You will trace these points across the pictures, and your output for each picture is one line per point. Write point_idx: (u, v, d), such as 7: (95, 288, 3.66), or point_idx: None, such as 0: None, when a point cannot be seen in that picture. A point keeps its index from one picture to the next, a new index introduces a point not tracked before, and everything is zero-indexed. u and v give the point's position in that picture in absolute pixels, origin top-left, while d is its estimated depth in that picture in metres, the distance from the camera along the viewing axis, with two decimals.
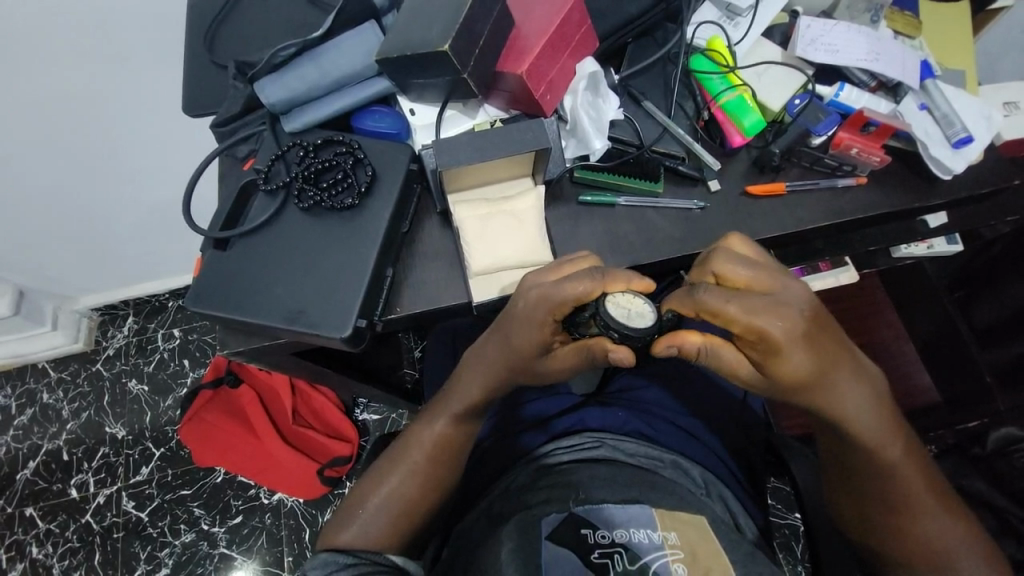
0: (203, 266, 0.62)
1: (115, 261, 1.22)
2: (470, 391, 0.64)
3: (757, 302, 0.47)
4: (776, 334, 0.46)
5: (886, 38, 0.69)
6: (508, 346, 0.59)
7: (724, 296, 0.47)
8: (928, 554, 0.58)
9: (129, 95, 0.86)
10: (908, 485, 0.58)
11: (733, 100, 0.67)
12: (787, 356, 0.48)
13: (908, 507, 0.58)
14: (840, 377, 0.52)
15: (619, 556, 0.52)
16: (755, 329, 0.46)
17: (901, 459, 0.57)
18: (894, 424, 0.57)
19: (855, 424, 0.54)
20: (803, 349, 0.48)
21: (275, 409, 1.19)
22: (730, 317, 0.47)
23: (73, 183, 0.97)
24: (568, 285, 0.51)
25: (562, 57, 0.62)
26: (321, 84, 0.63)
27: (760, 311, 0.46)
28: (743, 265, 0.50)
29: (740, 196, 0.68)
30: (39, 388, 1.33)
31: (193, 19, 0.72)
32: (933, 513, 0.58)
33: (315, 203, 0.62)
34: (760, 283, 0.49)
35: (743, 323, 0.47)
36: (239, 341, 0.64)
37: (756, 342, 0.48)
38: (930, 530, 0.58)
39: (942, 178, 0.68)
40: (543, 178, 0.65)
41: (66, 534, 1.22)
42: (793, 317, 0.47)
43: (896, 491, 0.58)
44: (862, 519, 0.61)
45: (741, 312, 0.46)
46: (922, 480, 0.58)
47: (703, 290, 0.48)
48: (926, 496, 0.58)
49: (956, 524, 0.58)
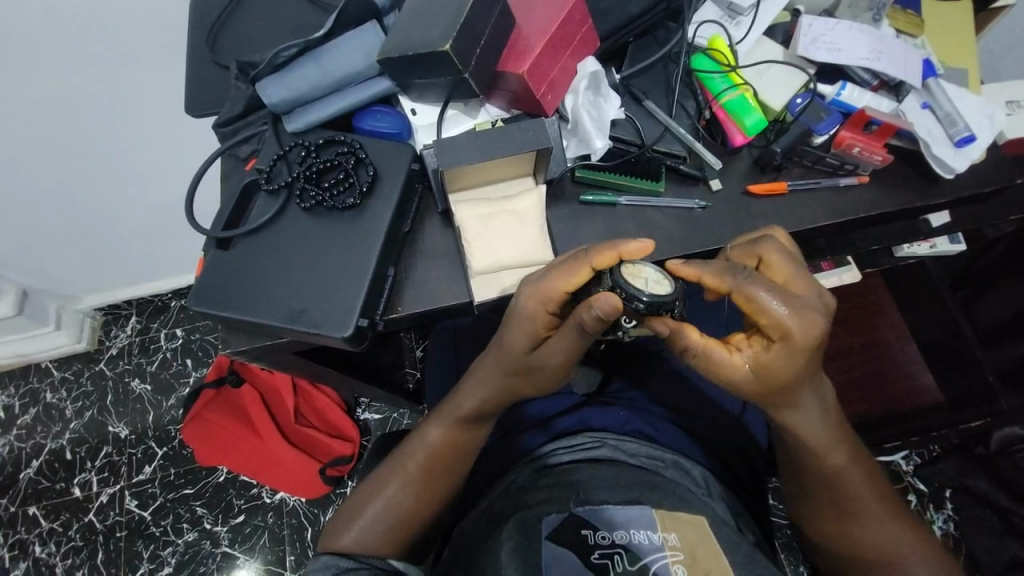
0: (205, 266, 0.63)
1: (118, 262, 1.22)
2: (470, 397, 0.64)
3: (793, 301, 0.48)
4: (795, 332, 0.48)
5: (887, 36, 0.68)
6: (506, 350, 0.60)
7: (766, 287, 0.48)
8: (879, 560, 0.60)
9: (132, 95, 0.86)
10: (856, 491, 0.59)
11: (734, 99, 0.67)
12: (789, 355, 0.49)
13: (857, 513, 0.60)
14: (800, 387, 0.53)
15: (619, 557, 0.52)
16: (781, 326, 0.48)
17: (844, 466, 0.58)
18: (841, 429, 0.58)
19: (801, 430, 0.56)
20: (775, 352, 0.49)
21: (277, 408, 1.19)
22: (764, 308, 0.48)
23: (76, 184, 0.97)
24: (553, 272, 0.54)
25: (562, 56, 0.62)
26: (323, 83, 0.63)
27: (795, 310, 0.48)
28: (789, 263, 0.52)
29: (742, 195, 0.68)
30: (42, 388, 1.34)
31: (195, 20, 0.73)
32: (883, 520, 0.60)
33: (316, 203, 0.62)
34: (798, 284, 0.51)
35: (775, 318, 0.48)
36: (241, 340, 0.64)
37: (771, 336, 0.49)
38: (882, 537, 0.60)
39: (944, 177, 0.68)
40: (544, 177, 0.65)
41: (69, 533, 1.23)
42: (817, 320, 0.48)
43: (844, 496, 0.60)
44: (820, 524, 0.63)
45: (774, 304, 0.48)
46: (869, 487, 0.60)
47: (746, 275, 0.50)
48: (874, 502, 0.60)
49: (903, 530, 0.60)
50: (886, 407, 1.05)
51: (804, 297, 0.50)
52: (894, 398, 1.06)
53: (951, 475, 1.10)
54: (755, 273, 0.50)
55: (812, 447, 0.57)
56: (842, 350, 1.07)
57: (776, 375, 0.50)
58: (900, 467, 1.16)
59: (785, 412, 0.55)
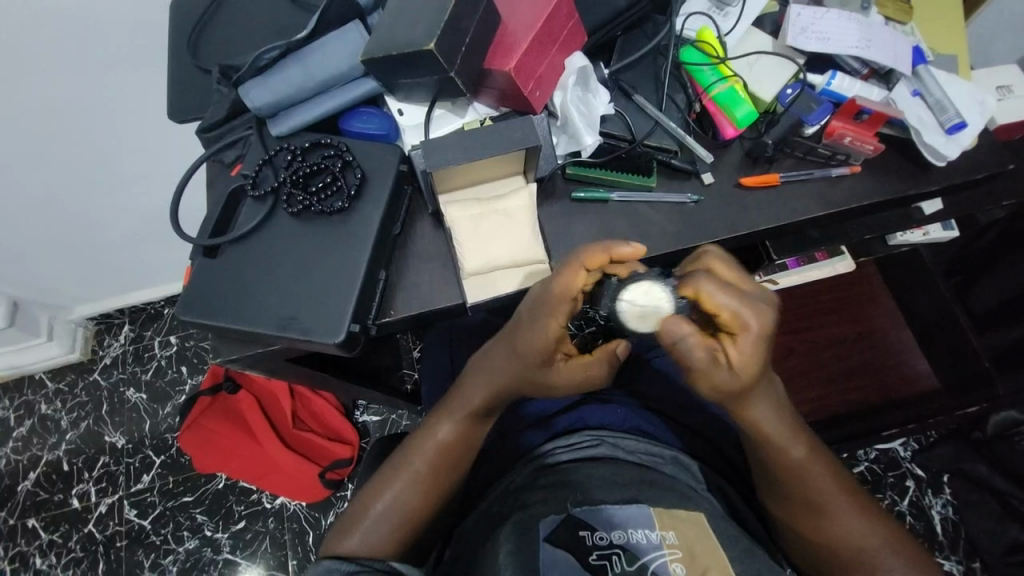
0: (193, 274, 0.62)
1: (108, 270, 1.20)
2: (480, 384, 0.65)
3: (744, 297, 0.48)
4: (753, 327, 0.48)
5: (877, 24, 0.68)
6: (517, 356, 0.60)
7: (717, 285, 0.48)
8: (842, 551, 0.60)
9: (113, 100, 0.84)
10: (813, 484, 0.59)
11: (724, 91, 0.66)
12: (747, 352, 0.49)
13: (819, 506, 0.60)
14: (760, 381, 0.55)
15: (618, 557, 0.51)
16: (739, 319, 0.48)
17: (804, 462, 0.59)
18: (798, 424, 0.60)
19: (760, 427, 0.57)
20: (754, 349, 0.49)
21: (274, 413, 1.19)
22: (718, 305, 0.48)
23: (62, 192, 0.96)
24: (559, 289, 0.53)
25: (550, 52, 0.62)
26: (307, 86, 0.62)
27: (749, 303, 0.48)
28: (734, 266, 0.52)
29: (734, 188, 0.68)
30: (37, 400, 1.32)
31: (175, 23, 0.71)
32: (854, 515, 0.60)
33: (304, 208, 0.61)
34: (746, 286, 0.51)
35: (731, 312, 0.48)
36: (232, 349, 0.63)
37: (733, 334, 0.49)
38: (847, 529, 0.59)
39: (936, 165, 0.68)
40: (534, 176, 0.64)
41: (69, 544, 1.22)
42: (769, 317, 0.49)
43: (807, 492, 0.60)
44: (787, 516, 0.62)
45: (730, 304, 0.48)
46: (831, 479, 0.60)
47: (700, 277, 0.49)
48: (842, 498, 0.60)
49: (875, 524, 0.60)
50: (884, 394, 1.05)
51: (756, 294, 0.51)
52: (891, 385, 1.06)
53: (948, 460, 1.13)
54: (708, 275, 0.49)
55: (764, 434, 0.58)
56: (837, 339, 1.07)
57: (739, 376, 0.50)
58: (898, 454, 1.18)
59: (747, 408, 0.55)
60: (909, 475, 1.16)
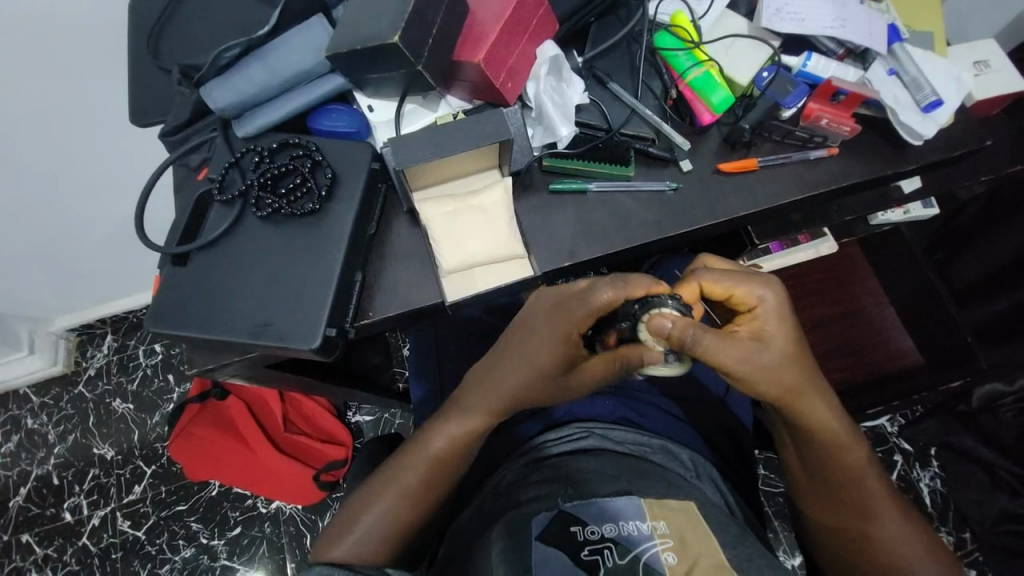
0: (162, 283, 0.60)
1: (85, 279, 1.17)
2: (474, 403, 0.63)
3: (754, 279, 0.55)
4: (766, 301, 0.55)
5: (851, 2, 0.67)
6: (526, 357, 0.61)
7: (720, 274, 0.55)
8: (877, 553, 0.58)
9: (77, 106, 0.81)
10: (852, 481, 0.59)
11: (699, 77, 0.65)
12: (766, 324, 0.55)
13: (846, 500, 0.60)
14: (806, 375, 0.56)
15: (610, 551, 0.51)
16: (750, 296, 0.55)
17: (848, 458, 0.59)
18: (848, 425, 0.59)
19: (801, 416, 0.57)
20: (775, 323, 0.54)
21: (264, 417, 1.18)
22: (729, 287, 0.55)
23: (30, 202, 0.92)
24: (594, 295, 0.55)
25: (520, 41, 0.60)
26: (271, 84, 0.60)
27: (759, 282, 0.55)
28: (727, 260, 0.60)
29: (713, 174, 0.67)
30: (23, 415, 1.30)
31: (135, 24, 0.69)
32: (892, 520, 0.59)
33: (273, 210, 0.59)
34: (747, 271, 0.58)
35: (742, 292, 0.55)
36: (208, 359, 0.62)
37: (751, 311, 0.55)
38: (876, 529, 0.59)
39: (913, 144, 0.68)
40: (510, 169, 0.63)
41: (65, 558, 1.20)
42: (779, 291, 0.55)
43: (843, 487, 0.60)
44: (816, 509, 0.62)
45: (742, 287, 0.55)
46: (873, 481, 0.60)
47: (701, 271, 0.56)
48: (880, 501, 0.59)
49: (911, 531, 0.59)
50: (868, 373, 1.06)
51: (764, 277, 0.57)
52: (877, 362, 1.07)
53: (934, 433, 1.14)
54: (713, 269, 0.56)
55: (801, 419, 0.57)
56: (822, 320, 1.08)
57: (766, 349, 0.53)
58: (886, 429, 1.20)
59: (789, 402, 0.56)
60: (897, 450, 1.18)
